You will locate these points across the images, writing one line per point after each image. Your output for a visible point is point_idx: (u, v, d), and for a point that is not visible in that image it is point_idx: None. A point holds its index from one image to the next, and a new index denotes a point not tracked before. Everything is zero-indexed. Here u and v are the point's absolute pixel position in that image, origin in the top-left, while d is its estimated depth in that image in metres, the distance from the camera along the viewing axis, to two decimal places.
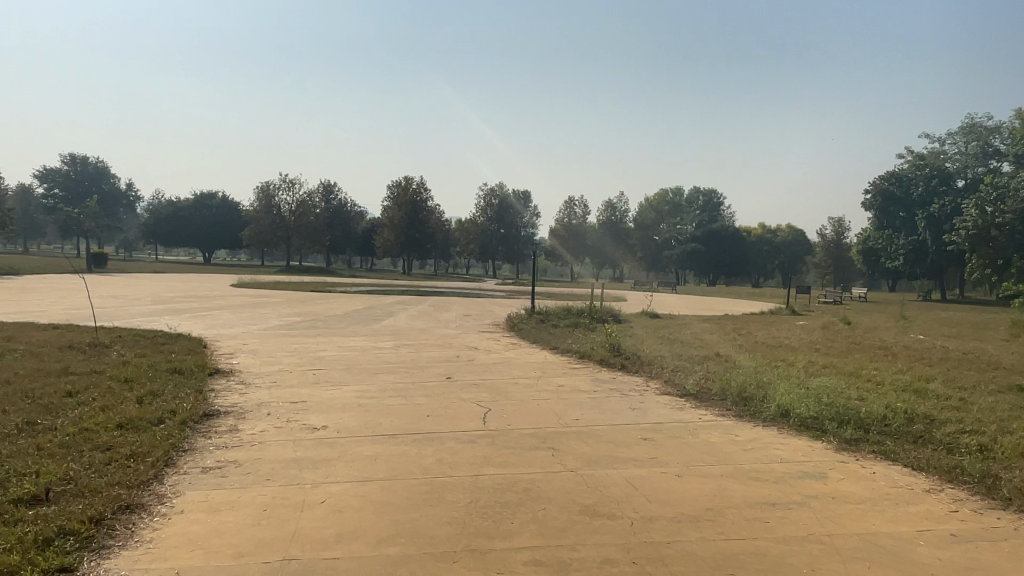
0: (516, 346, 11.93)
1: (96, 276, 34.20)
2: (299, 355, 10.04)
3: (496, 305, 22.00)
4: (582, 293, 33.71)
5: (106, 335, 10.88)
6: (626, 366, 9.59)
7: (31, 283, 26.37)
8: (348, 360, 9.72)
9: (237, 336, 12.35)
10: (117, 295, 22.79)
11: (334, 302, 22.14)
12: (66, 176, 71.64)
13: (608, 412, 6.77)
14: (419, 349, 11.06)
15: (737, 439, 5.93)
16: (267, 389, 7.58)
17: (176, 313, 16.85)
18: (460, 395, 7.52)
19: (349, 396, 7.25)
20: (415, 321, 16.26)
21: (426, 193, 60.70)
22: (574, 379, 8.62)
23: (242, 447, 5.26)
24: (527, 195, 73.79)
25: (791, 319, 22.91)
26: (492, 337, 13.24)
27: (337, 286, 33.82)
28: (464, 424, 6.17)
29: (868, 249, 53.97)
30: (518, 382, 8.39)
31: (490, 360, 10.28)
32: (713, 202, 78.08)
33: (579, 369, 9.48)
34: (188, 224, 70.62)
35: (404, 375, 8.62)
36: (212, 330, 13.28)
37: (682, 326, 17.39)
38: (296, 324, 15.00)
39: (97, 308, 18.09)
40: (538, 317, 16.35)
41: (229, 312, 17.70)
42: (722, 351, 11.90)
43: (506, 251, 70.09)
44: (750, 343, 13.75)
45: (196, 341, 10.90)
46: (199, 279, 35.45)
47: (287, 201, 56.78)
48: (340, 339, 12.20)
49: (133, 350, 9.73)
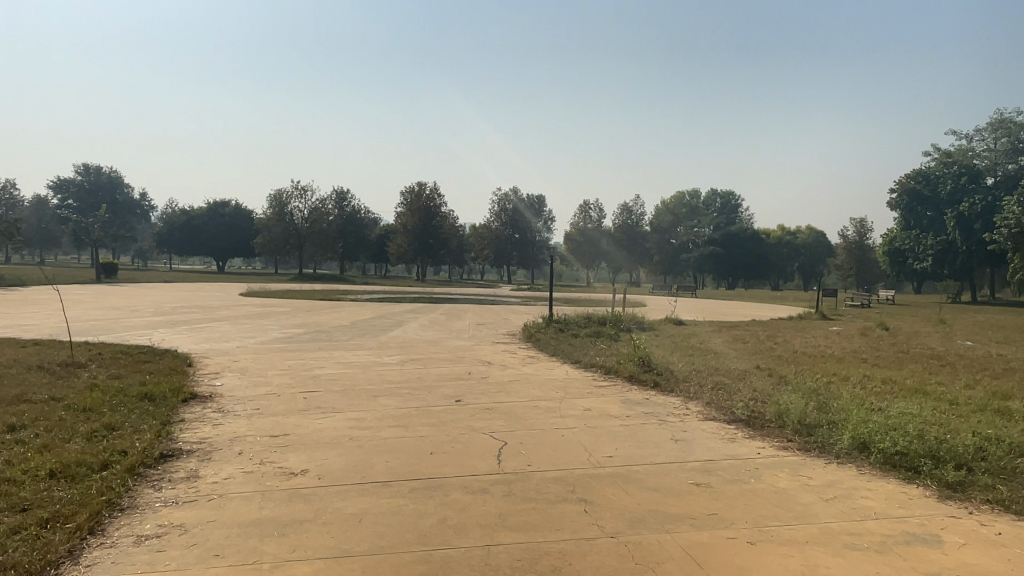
0: (534, 359, 10.83)
1: (102, 286, 33.60)
2: (293, 373, 8.98)
3: (512, 312, 20.92)
4: (601, 298, 32.53)
5: (84, 353, 9.89)
6: (660, 384, 8.46)
7: (33, 293, 25.70)
8: (346, 379, 8.67)
9: (229, 351, 11.34)
10: (117, 306, 21.99)
11: (342, 311, 21.16)
12: (80, 187, 71.70)
13: (647, 446, 5.65)
14: (427, 365, 9.98)
15: (813, 484, 4.78)
16: (247, 417, 6.54)
17: (173, 325, 15.95)
18: (471, 422, 6.43)
19: (343, 426, 6.19)
20: (426, 332, 15.20)
21: (439, 198, 59.73)
22: (602, 401, 7.50)
23: (193, 505, 4.19)
24: (542, 200, 72.93)
25: (825, 324, 21.61)
26: (508, 349, 12.13)
27: (347, 294, 32.87)
28: (475, 463, 5.08)
29: (894, 249, 52.43)
30: (538, 405, 7.30)
31: (506, 377, 9.17)
32: (731, 203, 76.89)
33: (607, 387, 8.35)
34: (201, 233, 70.21)
35: (409, 399, 7.56)
36: (205, 345, 12.32)
37: (712, 334, 16.16)
38: (296, 336, 14.02)
39: (93, 320, 17.24)
40: (556, 326, 15.22)
41: (229, 323, 16.74)
42: (766, 364, 10.69)
43: (521, 257, 68.94)
44: (793, 353, 12.50)
45: (182, 359, 9.90)
46: (208, 289, 34.75)
47: (299, 208, 56.21)
48: (342, 354, 11.15)
49: (108, 370, 8.74)
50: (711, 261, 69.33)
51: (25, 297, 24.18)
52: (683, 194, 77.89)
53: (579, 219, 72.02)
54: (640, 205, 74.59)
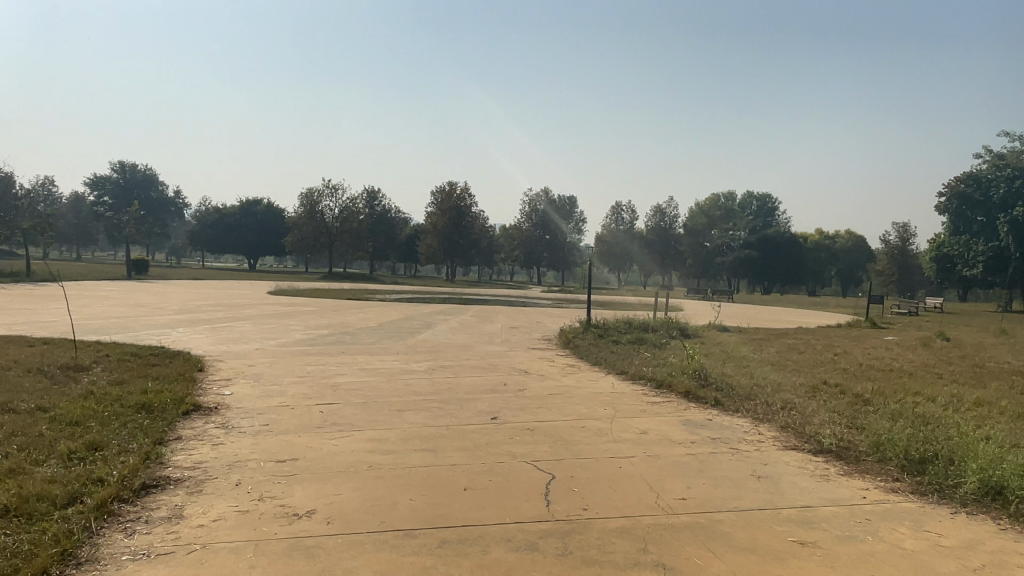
0: (574, 369, 9.87)
1: (130, 283, 33.38)
2: (311, 381, 8.13)
3: (545, 315, 19.98)
4: (639, 302, 31.56)
5: (89, 356, 9.15)
6: (722, 401, 7.51)
7: (60, 290, 25.42)
8: (370, 389, 7.81)
9: (246, 354, 10.55)
10: (142, 303, 21.50)
11: (370, 311, 20.42)
12: (116, 184, 72.48)
13: (726, 486, 4.68)
14: (458, 375, 9.05)
15: (947, 547, 3.78)
16: (253, 435, 5.69)
17: (193, 325, 15.27)
18: (511, 447, 5.50)
19: (363, 449, 5.31)
20: (456, 336, 14.28)
21: (469, 198, 59.03)
22: (661, 423, 6.55)
23: (167, 561, 3.32)
24: (573, 201, 71.99)
25: (879, 333, 20.30)
26: (545, 356, 11.16)
27: (377, 294, 32.23)
28: (519, 504, 4.17)
29: (941, 255, 50.56)
30: (586, 426, 6.35)
31: (545, 390, 8.20)
32: (767, 206, 74.95)
33: (662, 406, 7.36)
34: (233, 231, 70.46)
35: (440, 414, 6.68)
36: (222, 346, 11.58)
37: (763, 344, 15.03)
38: (319, 338, 13.21)
39: (114, 317, 16.69)
40: (594, 330, 14.20)
41: (252, 323, 16.03)
42: (835, 380, 9.63)
43: (551, 258, 67.96)
44: (860, 367, 11.34)
45: (194, 363, 9.11)
46: (236, 287, 34.35)
47: (330, 206, 55.88)
48: (366, 359, 10.28)
49: (110, 376, 7.97)
50: (747, 264, 67.45)
51: (51, 293, 23.81)
52: (718, 197, 76.11)
53: (611, 221, 72.28)
54: (673, 208, 73.30)
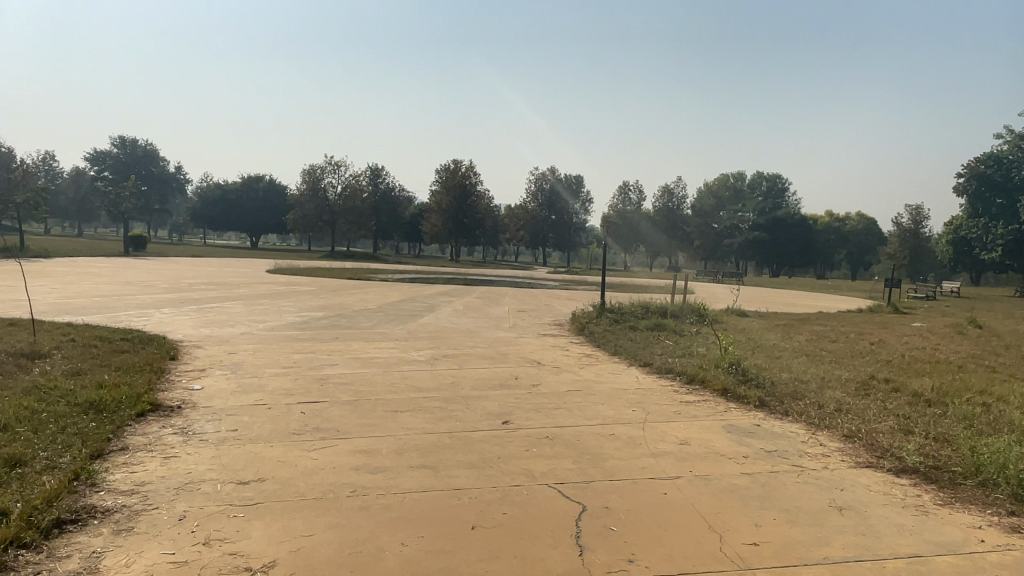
0: (592, 360, 8.88)
1: (125, 259, 32.37)
2: (296, 374, 7.12)
3: (555, 299, 18.99)
4: (650, 284, 30.51)
5: (50, 340, 8.18)
6: (769, 402, 6.54)
7: (49, 266, 24.50)
8: (359, 384, 6.79)
9: (228, 339, 9.55)
10: (131, 281, 20.58)
11: (370, 292, 19.47)
12: (116, 159, 71.41)
13: (805, 523, 3.68)
14: (463, 366, 8.05)
15: None
16: (215, 445, 4.69)
17: (180, 305, 14.28)
18: (528, 463, 4.50)
19: (348, 465, 4.34)
20: (460, 320, 13.27)
21: (474, 176, 57.84)
22: (703, 430, 5.59)
23: None
24: (579, 180, 70.65)
25: (905, 320, 19.29)
26: (558, 345, 10.15)
27: (379, 273, 31.31)
28: (544, 553, 3.18)
29: (959, 237, 49.04)
30: (613, 432, 5.35)
31: (563, 385, 7.21)
32: (777, 186, 73.50)
33: (698, 407, 6.36)
34: (234, 208, 69.40)
35: (443, 415, 5.70)
36: (204, 329, 10.57)
37: (790, 331, 13.99)
38: (313, 321, 12.22)
39: (98, 295, 15.76)
40: (609, 316, 13.15)
41: (243, 304, 15.03)
42: (886, 375, 8.63)
43: (556, 238, 66.79)
44: (905, 360, 10.32)
45: (167, 350, 8.13)
46: (234, 264, 33.42)
47: (333, 183, 54.66)
48: (359, 346, 9.28)
49: (67, 366, 6.97)
50: (757, 246, 66.11)
51: (39, 269, 22.82)
52: (727, 176, 74.37)
53: (618, 201, 70.51)
54: (681, 188, 71.89)
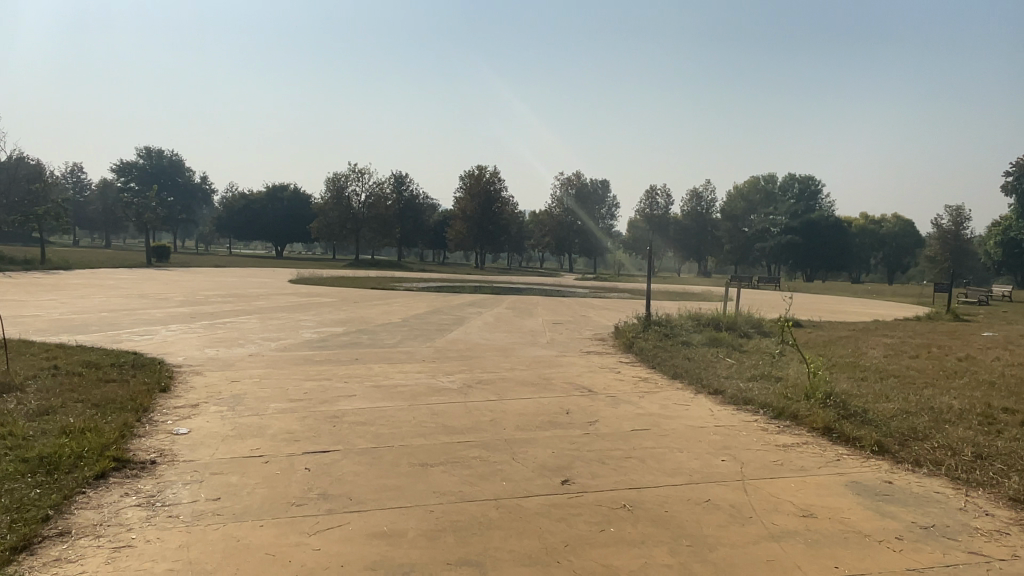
0: (650, 385, 7.62)
1: (146, 270, 31.65)
2: (304, 411, 5.94)
3: (591, 309, 17.72)
4: (687, 291, 29.20)
5: (29, 370, 7.10)
6: (891, 449, 5.25)
7: (65, 279, 23.78)
8: (378, 424, 5.57)
9: (233, 362, 8.44)
10: (148, 294, 19.65)
11: (394, 303, 18.36)
12: (142, 170, 71.71)
13: None
14: (502, 396, 6.81)
15: None
16: (186, 526, 3.50)
17: (191, 321, 13.23)
18: (609, 555, 3.27)
19: (363, 562, 3.13)
20: (493, 335, 12.05)
21: (499, 182, 56.80)
22: (824, 494, 4.31)
23: None
24: (606, 185, 69.51)
25: (971, 329, 17.70)
26: (607, 366, 8.87)
27: (403, 282, 30.32)
28: None
29: (1008, 239, 46.54)
30: (708, 498, 4.09)
31: (627, 421, 5.94)
32: (810, 189, 71.55)
33: (805, 456, 5.08)
34: (259, 218, 69.00)
35: (488, 470, 4.47)
36: (208, 350, 9.44)
37: (858, 345, 12.55)
38: (331, 338, 11.10)
39: (106, 310, 14.80)
40: (657, 330, 11.82)
41: (258, 318, 13.98)
42: (1003, 403, 7.26)
43: (582, 245, 65.39)
44: (1008, 381, 8.92)
45: (160, 379, 7.01)
46: (256, 275, 32.54)
47: (357, 192, 53.90)
48: (380, 370, 8.08)
49: (35, 402, 5.84)
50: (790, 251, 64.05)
51: (55, 282, 22.08)
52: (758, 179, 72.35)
53: (645, 205, 68.85)
54: (710, 191, 69.98)
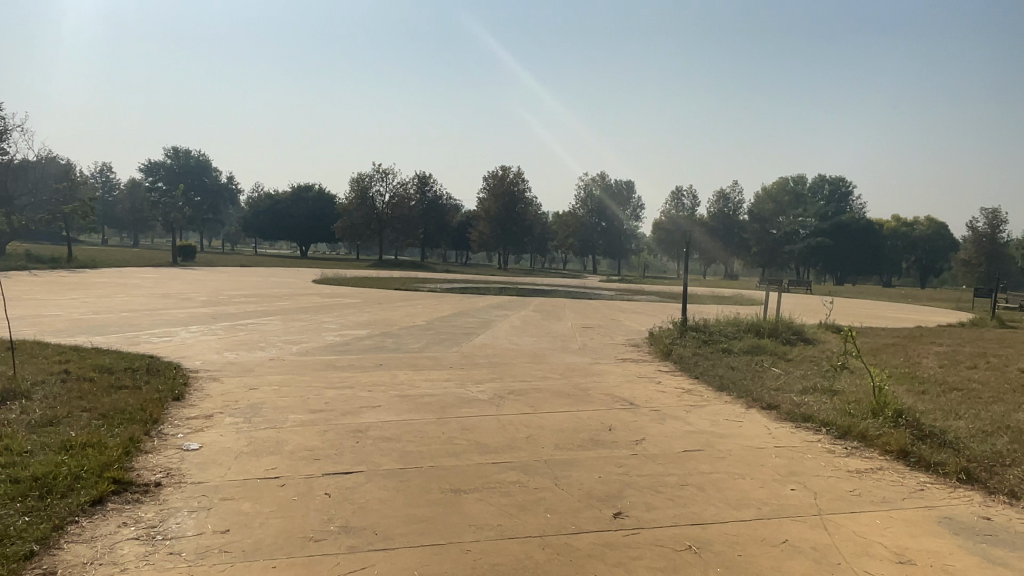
0: (696, 397, 7.05)
1: (170, 270, 31.62)
2: (325, 424, 5.47)
3: (621, 313, 17.12)
4: (718, 294, 28.44)
5: (38, 375, 6.73)
6: (983, 477, 4.66)
7: (90, 278, 23.74)
8: (405, 441, 5.07)
9: (252, 368, 8.03)
10: (171, 293, 19.43)
11: (419, 305, 17.91)
12: (170, 169, 72.54)
13: None
14: (538, 409, 6.30)
15: None
16: (187, 569, 3.03)
17: (211, 322, 12.90)
18: None
19: None
20: (522, 340, 11.53)
21: (523, 182, 56.30)
22: (917, 535, 3.73)
23: None
24: (630, 185, 68.82)
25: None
26: (646, 375, 8.31)
27: (428, 283, 29.99)
28: None
29: None
30: (785, 539, 3.55)
31: (677, 440, 5.40)
32: (841, 190, 70.05)
33: (885, 487, 4.51)
34: (284, 218, 69.23)
35: (529, 499, 3.96)
36: (227, 354, 9.04)
37: (908, 353, 11.87)
38: (354, 342, 10.67)
39: (128, 311, 14.54)
40: (694, 336, 11.23)
41: (280, 320, 13.61)
42: None
43: (607, 246, 64.67)
44: None
45: (173, 387, 6.59)
46: (280, 274, 32.43)
47: (382, 192, 53.70)
48: (406, 378, 7.60)
49: (39, 412, 5.44)
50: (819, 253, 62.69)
51: (81, 281, 22.00)
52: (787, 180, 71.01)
53: (671, 206, 67.90)
54: (737, 192, 68.80)
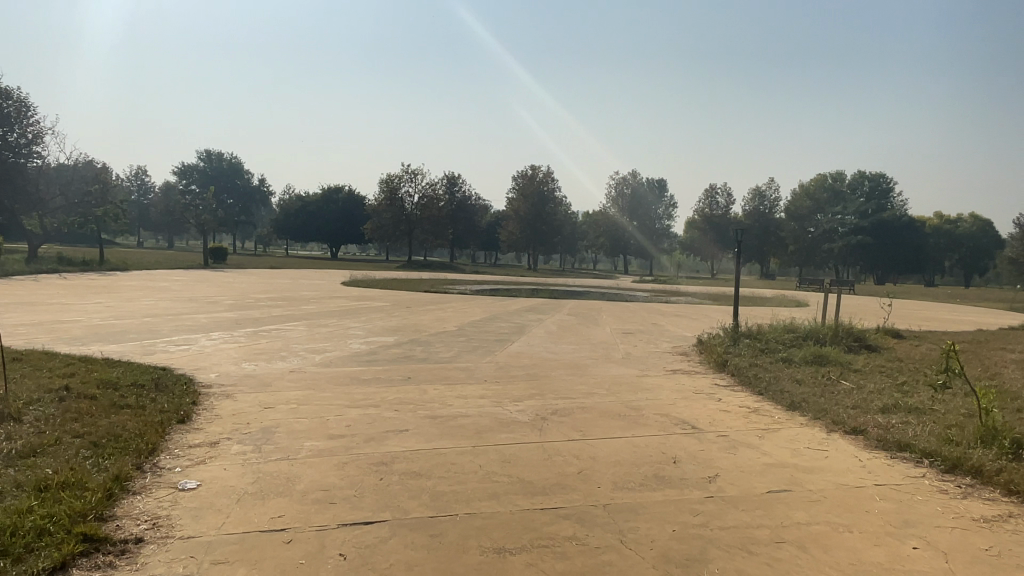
0: (765, 419, 6.19)
1: (200, 272, 31.42)
2: (345, 455, 4.74)
3: (661, 317, 16.21)
4: (758, 295, 27.29)
5: (37, 392, 6.14)
6: None
7: (117, 280, 23.39)
8: (436, 478, 4.30)
9: (270, 381, 7.35)
10: (196, 297, 18.99)
11: (449, 309, 17.18)
12: (202, 172, 73.26)
13: None
14: (588, 434, 5.51)
15: None
16: None
17: (234, 328, 12.34)
18: None
19: None
20: (560, 348, 10.73)
21: (553, 182, 55.46)
22: None
23: None
24: (663, 186, 67.90)
25: None
26: (703, 391, 7.46)
27: (457, 285, 29.33)
28: None
29: None
30: None
31: (760, 477, 4.55)
32: (881, 187, 67.74)
33: None
34: (314, 219, 69.30)
35: (591, 566, 3.16)
36: (245, 365, 8.38)
37: (983, 362, 10.77)
38: (381, 350, 10.00)
39: (150, 315, 14.06)
40: (748, 344, 10.32)
41: (305, 325, 13.01)
42: None
43: (638, 246, 63.47)
44: None
45: (179, 405, 5.94)
46: (308, 276, 32.04)
47: (411, 192, 53.30)
48: (437, 394, 6.87)
49: (24, 439, 4.80)
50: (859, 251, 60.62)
51: (108, 284, 21.76)
52: (825, 177, 69.04)
53: (705, 204, 66.28)
54: (773, 190, 66.89)
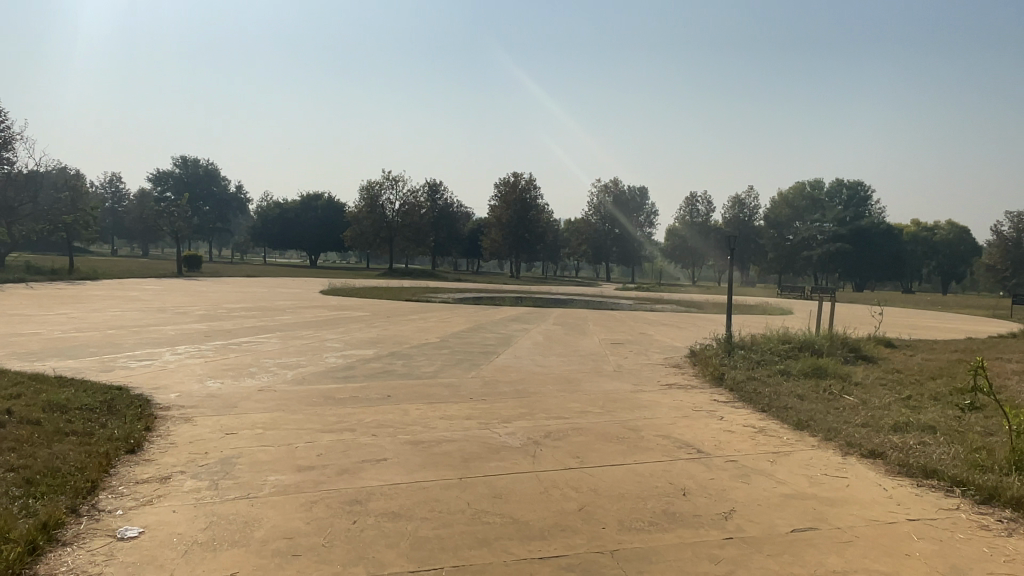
0: (773, 441, 5.73)
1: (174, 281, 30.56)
2: (314, 492, 4.18)
3: (649, 326, 15.78)
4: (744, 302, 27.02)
5: None
6: None
7: (86, 290, 22.55)
8: (419, 521, 3.77)
9: (237, 401, 6.77)
10: (167, 307, 18.26)
11: (430, 319, 16.61)
12: (178, 179, 72.04)
13: None
14: (586, 460, 5.01)
15: None
16: None
17: (203, 340, 11.69)
18: None
19: None
20: (547, 361, 10.22)
21: (535, 190, 55.15)
22: None
23: None
24: (643, 192, 67.98)
25: None
26: (703, 407, 6.99)
27: (439, 293, 28.71)
28: None
29: None
30: None
31: (783, 513, 4.05)
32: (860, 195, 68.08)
33: None
34: (293, 226, 68.34)
35: None
36: (211, 382, 7.77)
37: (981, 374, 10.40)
38: (358, 364, 9.43)
39: (116, 327, 13.35)
40: (743, 356, 9.89)
41: (279, 337, 12.40)
42: None
43: (620, 253, 63.22)
44: None
45: (129, 431, 5.34)
46: (287, 285, 31.29)
47: (391, 200, 52.52)
48: (419, 415, 6.33)
49: None
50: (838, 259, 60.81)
51: (75, 294, 20.91)
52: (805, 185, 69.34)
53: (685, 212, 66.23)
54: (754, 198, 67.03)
